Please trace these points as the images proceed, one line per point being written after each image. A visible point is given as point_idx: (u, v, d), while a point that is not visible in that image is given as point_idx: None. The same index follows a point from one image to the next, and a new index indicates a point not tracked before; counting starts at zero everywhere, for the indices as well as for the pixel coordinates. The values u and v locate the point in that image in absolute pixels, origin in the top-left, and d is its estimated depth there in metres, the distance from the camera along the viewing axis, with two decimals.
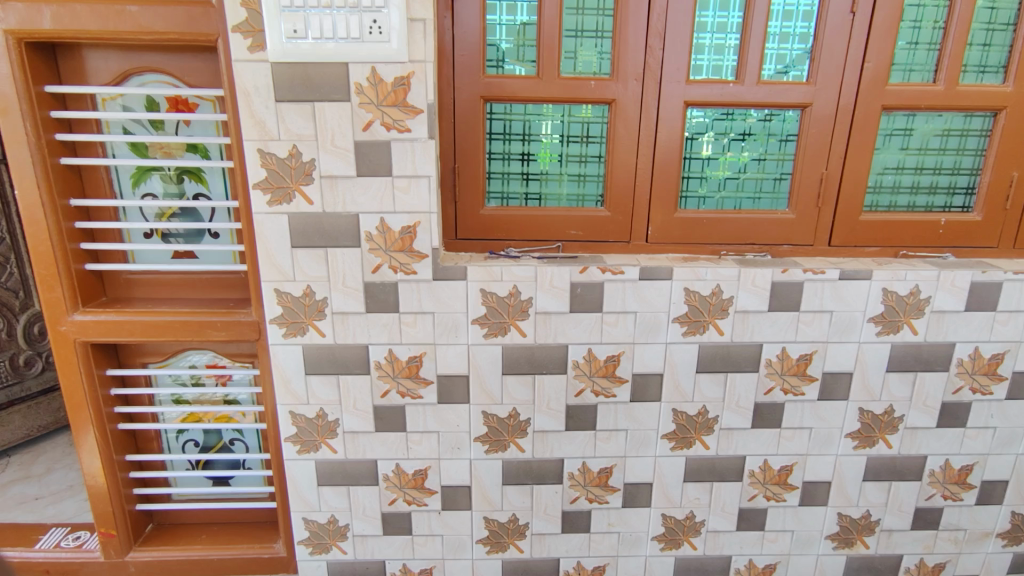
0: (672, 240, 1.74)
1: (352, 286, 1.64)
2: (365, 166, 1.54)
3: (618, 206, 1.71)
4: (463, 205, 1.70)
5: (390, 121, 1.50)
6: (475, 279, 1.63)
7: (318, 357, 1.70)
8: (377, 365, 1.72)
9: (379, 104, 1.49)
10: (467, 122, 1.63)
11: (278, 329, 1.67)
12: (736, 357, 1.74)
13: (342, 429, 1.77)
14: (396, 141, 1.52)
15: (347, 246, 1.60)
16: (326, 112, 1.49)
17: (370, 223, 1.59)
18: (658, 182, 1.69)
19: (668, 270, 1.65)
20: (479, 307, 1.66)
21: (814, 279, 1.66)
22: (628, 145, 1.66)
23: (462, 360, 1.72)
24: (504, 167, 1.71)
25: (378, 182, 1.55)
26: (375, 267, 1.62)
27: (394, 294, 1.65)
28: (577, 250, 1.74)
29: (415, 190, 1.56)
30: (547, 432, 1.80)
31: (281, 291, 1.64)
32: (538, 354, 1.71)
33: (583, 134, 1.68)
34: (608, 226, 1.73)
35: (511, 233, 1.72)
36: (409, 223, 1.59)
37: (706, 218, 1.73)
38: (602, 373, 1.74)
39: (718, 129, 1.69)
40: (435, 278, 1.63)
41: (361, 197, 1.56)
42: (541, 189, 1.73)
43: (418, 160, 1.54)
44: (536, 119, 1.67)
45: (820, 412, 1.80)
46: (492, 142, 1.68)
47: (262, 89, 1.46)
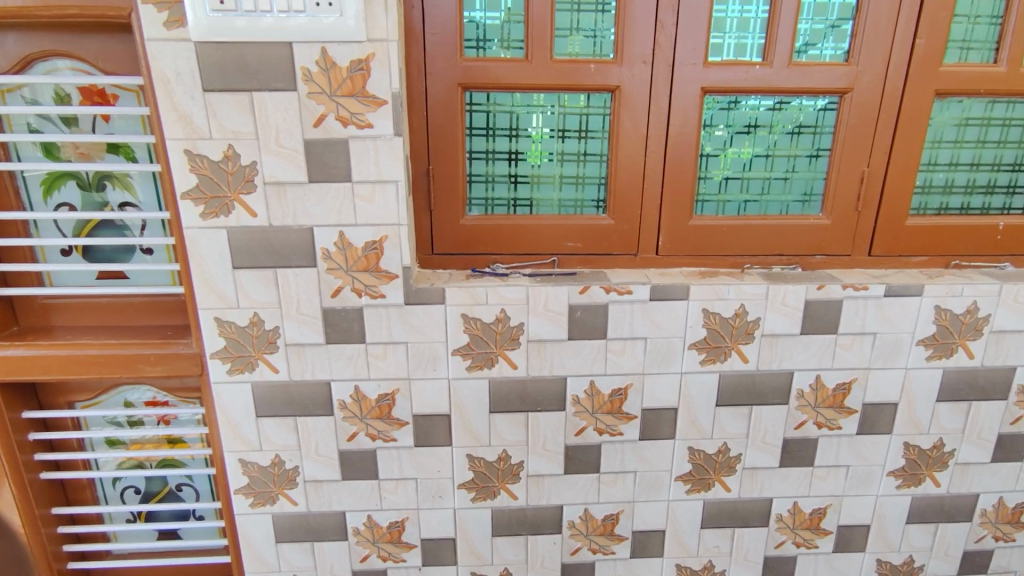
0: (687, 251, 1.48)
1: (308, 313, 1.37)
2: (317, 170, 1.27)
3: (624, 213, 1.45)
4: (440, 214, 1.43)
5: (346, 116, 1.23)
6: (455, 302, 1.37)
7: (271, 396, 1.43)
8: (341, 405, 1.45)
9: (332, 96, 1.22)
10: (442, 115, 1.36)
11: (221, 365, 1.39)
12: (763, 388, 1.49)
13: (302, 478, 1.51)
14: (355, 140, 1.25)
15: (301, 266, 1.33)
16: (268, 104, 1.21)
17: (327, 239, 1.32)
18: (670, 183, 1.43)
19: (684, 288, 1.40)
20: (461, 335, 1.40)
21: (855, 296, 1.41)
22: (634, 141, 1.40)
23: (442, 397, 1.46)
24: (487, 169, 1.44)
25: (334, 189, 1.28)
26: (335, 290, 1.36)
27: (358, 322, 1.38)
28: (576, 265, 1.48)
29: (380, 198, 1.29)
30: (543, 476, 1.55)
31: (222, 320, 1.36)
32: (531, 388, 1.46)
33: (581, 128, 1.42)
34: (612, 237, 1.46)
35: (497, 247, 1.46)
36: (374, 237, 1.32)
37: (726, 225, 1.47)
38: (606, 409, 1.49)
39: (740, 121, 1.42)
40: (408, 302, 1.37)
41: (315, 207, 1.29)
42: (532, 194, 1.47)
43: (383, 162, 1.27)
44: (525, 110, 1.40)
45: (859, 449, 1.55)
46: (473, 139, 1.41)
47: (186, 76, 1.18)
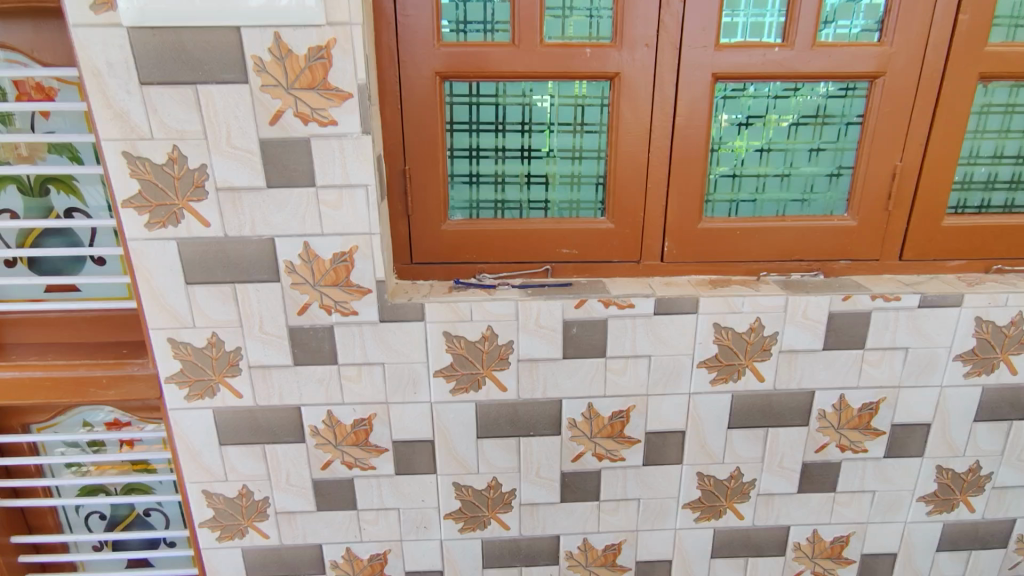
0: (695, 257, 1.33)
1: (273, 333, 1.23)
2: (276, 173, 1.12)
3: (625, 216, 1.30)
4: (418, 220, 1.28)
5: (306, 111, 1.08)
6: (436, 318, 1.23)
7: (235, 423, 1.29)
8: (313, 431, 1.31)
9: (288, 89, 1.07)
10: (418, 109, 1.21)
11: (178, 390, 1.26)
12: (780, 409, 1.34)
13: (273, 510, 1.38)
14: (317, 138, 1.10)
15: (262, 280, 1.19)
16: (216, 98, 1.06)
17: (291, 250, 1.17)
18: (676, 182, 1.28)
19: (692, 301, 1.25)
20: (443, 355, 1.26)
21: (885, 307, 1.25)
22: (636, 135, 1.24)
23: (425, 422, 1.32)
24: (471, 168, 1.29)
25: (296, 195, 1.13)
26: (301, 307, 1.21)
27: (329, 342, 1.24)
28: (571, 274, 1.33)
29: (348, 205, 1.14)
30: (537, 505, 1.42)
31: (177, 341, 1.22)
32: (522, 412, 1.32)
33: (576, 121, 1.26)
34: (611, 243, 1.31)
35: (484, 255, 1.31)
36: (343, 247, 1.17)
37: (740, 228, 1.31)
38: (606, 433, 1.35)
39: (757, 111, 1.26)
40: (383, 319, 1.23)
41: (275, 215, 1.14)
42: (522, 196, 1.31)
43: (350, 163, 1.12)
44: (512, 101, 1.24)
45: (886, 473, 1.41)
46: (455, 134, 1.26)
47: (119, 67, 1.03)
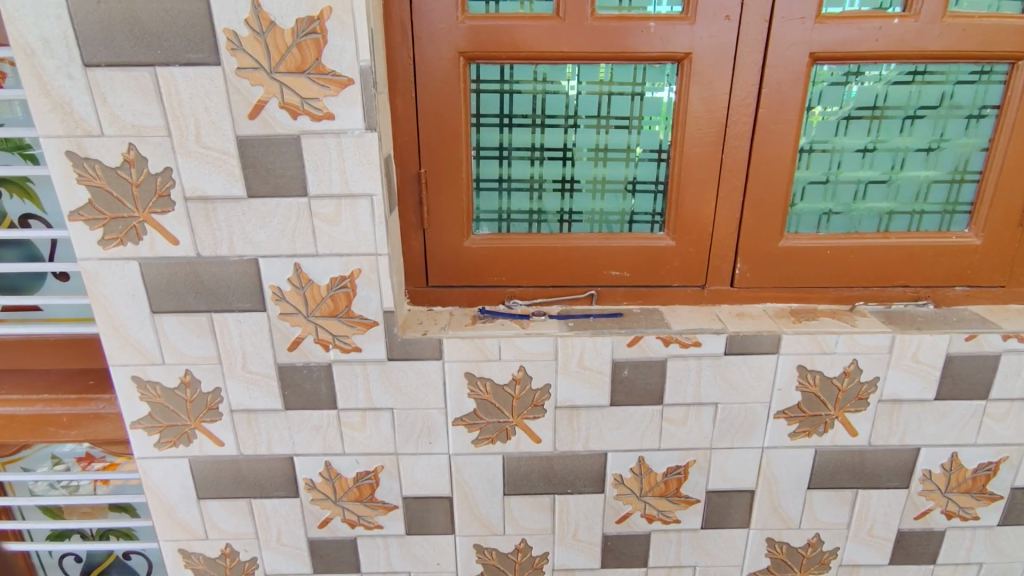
0: (774, 282, 1.09)
1: (258, 372, 1.01)
2: (258, 179, 0.89)
3: (689, 232, 1.06)
4: (436, 234, 1.05)
5: (295, 102, 0.85)
6: (456, 357, 1.01)
7: (215, 475, 1.08)
8: (308, 486, 1.10)
9: (272, 73, 0.83)
10: (438, 99, 0.97)
11: (146, 437, 1.05)
12: (874, 469, 1.09)
13: (262, 572, 1.17)
14: (310, 137, 0.87)
15: (243, 310, 0.97)
16: (180, 85, 0.83)
17: (279, 274, 0.95)
18: (756, 190, 1.03)
19: (773, 339, 1.00)
20: (465, 400, 1.04)
21: (1018, 350, 1.00)
22: (709, 132, 0.99)
23: (442, 476, 1.10)
24: (501, 172, 1.05)
25: (284, 207, 0.91)
26: (292, 342, 0.99)
27: (327, 383, 1.03)
28: (621, 301, 1.10)
29: (349, 219, 0.92)
30: (573, 571, 1.19)
31: (143, 380, 1.01)
32: (559, 467, 1.10)
33: (633, 114, 1.01)
34: (670, 263, 1.07)
35: (515, 277, 1.08)
36: (343, 271, 0.95)
37: (831, 247, 1.06)
38: (659, 492, 1.12)
39: (862, 102, 1.00)
40: (392, 357, 1.01)
41: (258, 232, 0.92)
42: (563, 206, 1.08)
43: (350, 167, 0.89)
44: (554, 89, 1.00)
45: (997, 542, 1.17)
46: (482, 130, 1.02)
47: (57, 44, 0.81)
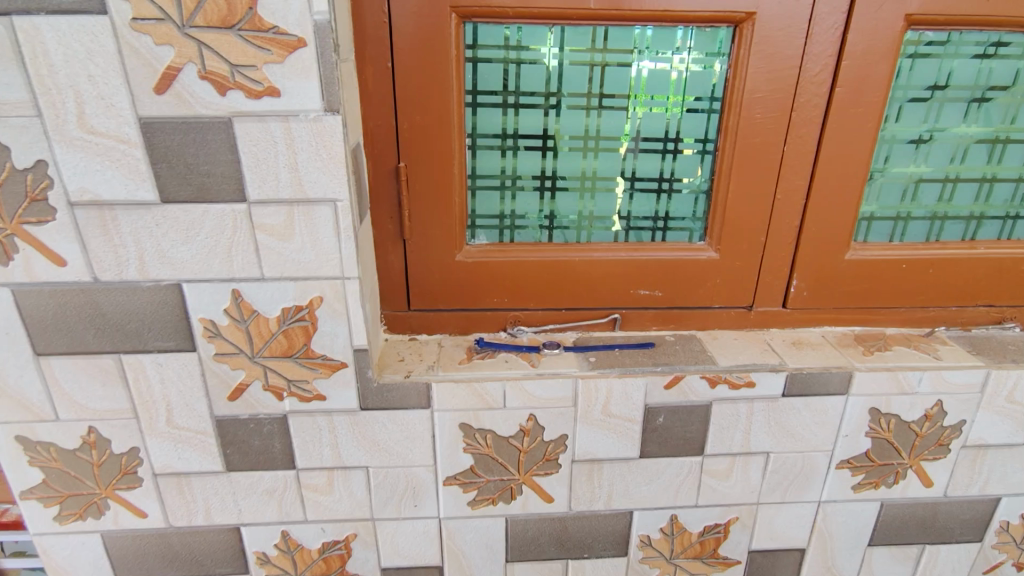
0: (837, 303, 0.88)
1: (189, 429, 0.77)
2: (174, 179, 0.64)
3: (737, 242, 0.85)
4: (420, 245, 0.82)
5: (222, 72, 0.60)
6: (449, 405, 0.79)
7: (139, 552, 0.85)
8: (261, 560, 0.87)
9: (186, 29, 0.58)
10: (423, 70, 0.74)
11: (43, 509, 0.81)
12: (946, 522, 0.92)
13: None
14: (246, 120, 0.63)
15: (163, 352, 0.73)
16: (52, 41, 0.58)
17: (211, 305, 0.71)
18: (823, 191, 0.82)
19: (844, 379, 0.81)
20: (460, 456, 0.83)
21: None
22: (770, 116, 0.78)
23: (430, 544, 0.89)
24: (504, 166, 0.82)
25: (214, 216, 0.66)
26: (233, 391, 0.76)
27: (282, 439, 0.79)
28: (650, 326, 0.89)
29: (307, 233, 0.68)
30: None
31: (33, 440, 0.77)
32: (575, 529, 0.89)
33: (675, 93, 0.79)
34: (712, 280, 0.87)
35: (519, 298, 0.86)
36: (299, 300, 0.72)
37: (908, 261, 0.86)
38: (693, 554, 0.93)
39: (960, 80, 0.80)
40: (366, 405, 0.79)
41: (178, 249, 0.67)
42: (581, 209, 0.85)
43: (305, 163, 0.65)
44: (574, 59, 0.77)
45: None
46: (479, 112, 0.78)
47: None
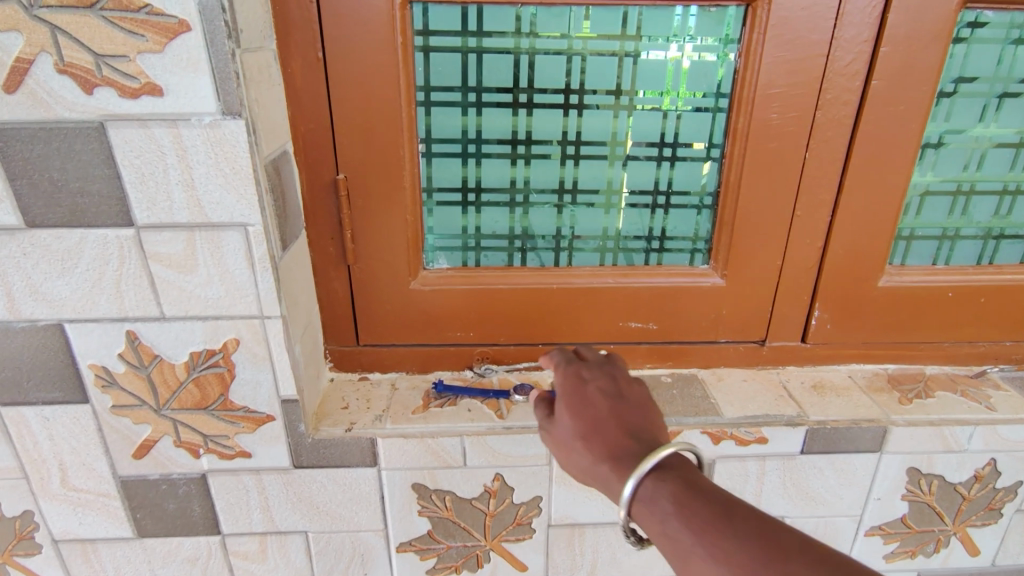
0: (868, 338, 0.74)
1: (90, 490, 0.65)
2: (42, 198, 0.52)
3: (747, 266, 0.70)
4: (367, 271, 0.69)
5: (86, 65, 0.48)
6: (400, 463, 0.66)
7: None
8: None
9: (35, 10, 0.46)
10: (361, 62, 0.60)
11: None
12: None
13: None
14: (124, 126, 0.50)
15: (50, 403, 0.61)
16: None
17: (103, 349, 0.58)
18: (854, 206, 0.67)
19: (877, 434, 0.67)
20: (415, 521, 0.70)
21: None
22: (790, 116, 0.63)
23: None
24: (466, 176, 0.68)
25: (94, 243, 0.54)
26: (139, 448, 0.63)
27: (201, 502, 0.67)
28: (643, 363, 0.75)
29: (213, 264, 0.55)
30: None
31: None
32: None
33: (672, 89, 0.65)
34: (718, 311, 0.73)
35: (487, 332, 0.73)
36: (210, 343, 0.59)
37: (956, 289, 0.72)
38: None
39: None
40: (300, 464, 0.66)
41: (55, 283, 0.55)
42: (560, 227, 0.71)
43: (202, 179, 0.52)
44: (548, 46, 0.63)
45: None
46: (434, 112, 0.65)
47: None
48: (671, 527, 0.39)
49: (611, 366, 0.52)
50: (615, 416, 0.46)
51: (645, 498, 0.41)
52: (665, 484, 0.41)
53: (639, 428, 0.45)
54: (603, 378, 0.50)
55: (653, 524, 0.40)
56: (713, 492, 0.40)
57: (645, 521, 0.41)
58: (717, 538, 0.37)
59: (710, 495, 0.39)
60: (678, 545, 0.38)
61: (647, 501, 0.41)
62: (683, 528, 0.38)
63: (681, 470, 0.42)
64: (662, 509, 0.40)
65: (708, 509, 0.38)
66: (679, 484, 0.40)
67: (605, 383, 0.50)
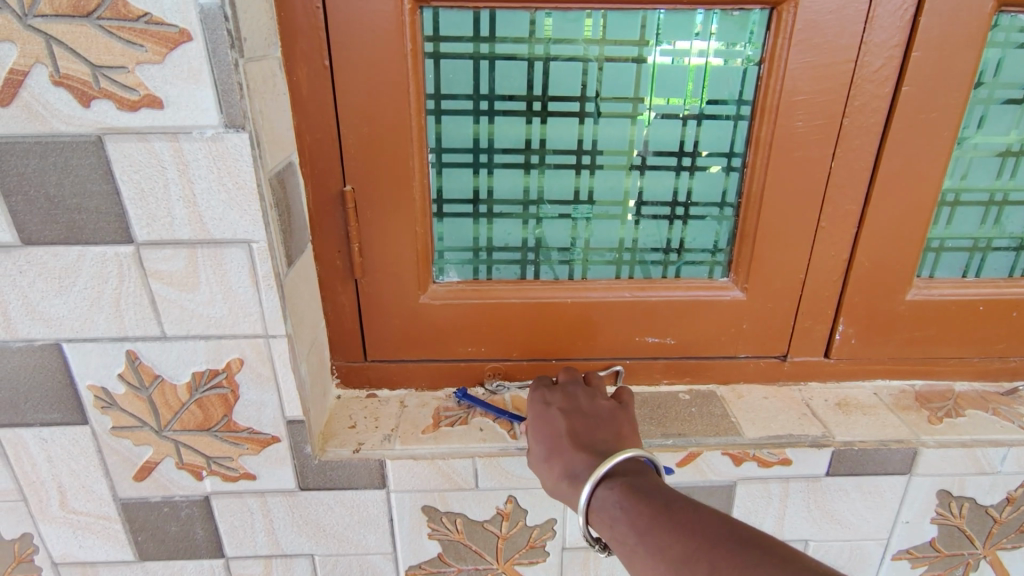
0: (895, 354, 0.71)
1: (91, 512, 0.63)
2: (38, 215, 0.50)
3: (770, 279, 0.68)
4: (375, 285, 0.67)
5: (83, 77, 0.46)
6: (410, 485, 0.64)
7: None
8: None
9: (29, 20, 0.44)
10: (369, 69, 0.58)
11: None
12: None
13: None
14: (123, 140, 0.48)
15: (47, 425, 0.59)
16: None
17: (102, 369, 0.56)
18: (881, 217, 0.64)
19: (905, 455, 0.65)
20: (425, 544, 0.67)
21: None
22: (816, 124, 0.61)
23: None
24: (477, 187, 0.66)
25: (92, 261, 0.52)
26: (140, 470, 0.61)
27: (204, 525, 0.65)
28: (660, 379, 0.73)
29: (216, 282, 0.53)
30: None
31: None
32: None
33: (692, 96, 0.63)
34: (739, 325, 0.70)
35: (499, 348, 0.70)
36: (213, 363, 0.57)
37: (988, 303, 0.69)
38: None
39: None
40: (306, 486, 0.63)
41: (52, 302, 0.53)
42: (574, 238, 0.69)
43: (205, 195, 0.50)
44: (563, 53, 0.60)
45: None
46: (445, 121, 0.62)
47: None
48: (619, 527, 0.43)
49: (574, 388, 0.59)
50: (573, 430, 0.52)
51: (598, 504, 0.46)
52: (613, 487, 0.45)
53: (597, 442, 0.51)
54: (566, 400, 0.57)
55: (607, 527, 0.44)
56: (652, 487, 0.44)
57: (600, 525, 0.45)
58: (657, 532, 0.41)
59: (651, 494, 0.43)
60: (624, 542, 0.42)
61: (601, 507, 0.45)
62: (627, 526, 0.42)
63: (626, 473, 0.47)
64: (611, 511, 0.44)
65: (649, 506, 0.42)
66: (625, 485, 0.45)
67: (567, 403, 0.56)
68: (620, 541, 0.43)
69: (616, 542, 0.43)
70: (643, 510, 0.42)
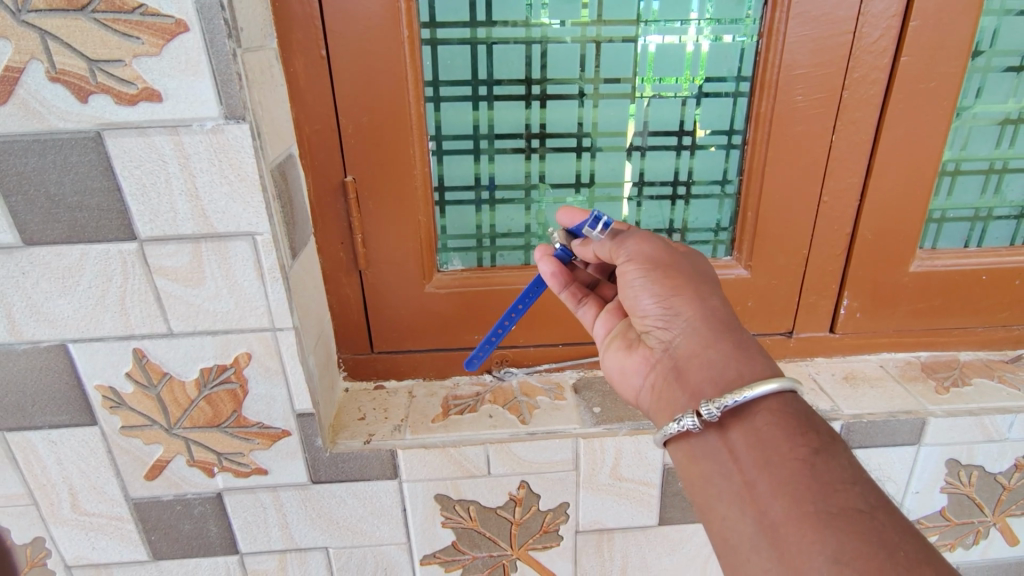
0: (899, 326, 0.71)
1: (103, 513, 0.63)
2: (38, 215, 0.49)
3: (774, 256, 0.68)
4: (380, 275, 0.66)
5: (79, 72, 0.45)
6: (423, 474, 0.64)
7: None
8: None
9: (23, 15, 0.43)
10: (367, 58, 0.57)
11: None
12: None
13: None
14: (122, 135, 0.47)
15: (56, 427, 0.58)
16: None
17: (109, 369, 0.56)
18: (883, 190, 0.65)
19: (915, 426, 0.65)
20: (439, 533, 0.67)
21: None
22: (817, 97, 0.61)
23: None
24: (479, 174, 0.65)
25: (95, 259, 0.51)
26: (151, 469, 0.61)
27: (218, 522, 0.64)
28: None
29: (221, 276, 0.53)
30: None
31: None
32: None
33: (691, 75, 0.62)
34: (745, 304, 0.70)
35: (506, 335, 0.70)
36: (221, 359, 0.56)
37: (991, 272, 0.69)
38: None
39: None
40: (319, 480, 0.63)
41: (56, 301, 0.53)
42: None
43: (207, 188, 0.49)
44: (561, 35, 0.60)
45: None
46: (445, 108, 0.62)
47: None
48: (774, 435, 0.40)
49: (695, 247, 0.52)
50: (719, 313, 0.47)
51: (748, 423, 0.42)
52: (788, 423, 0.41)
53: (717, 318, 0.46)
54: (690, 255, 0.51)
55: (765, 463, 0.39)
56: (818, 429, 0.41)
57: (750, 458, 0.41)
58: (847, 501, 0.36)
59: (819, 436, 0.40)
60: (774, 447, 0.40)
61: (761, 436, 0.41)
62: (818, 485, 0.37)
63: (787, 391, 0.42)
64: (785, 452, 0.39)
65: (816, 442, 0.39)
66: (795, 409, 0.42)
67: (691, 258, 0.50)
68: (785, 504, 0.37)
69: (772, 500, 0.38)
70: (846, 481, 0.37)
